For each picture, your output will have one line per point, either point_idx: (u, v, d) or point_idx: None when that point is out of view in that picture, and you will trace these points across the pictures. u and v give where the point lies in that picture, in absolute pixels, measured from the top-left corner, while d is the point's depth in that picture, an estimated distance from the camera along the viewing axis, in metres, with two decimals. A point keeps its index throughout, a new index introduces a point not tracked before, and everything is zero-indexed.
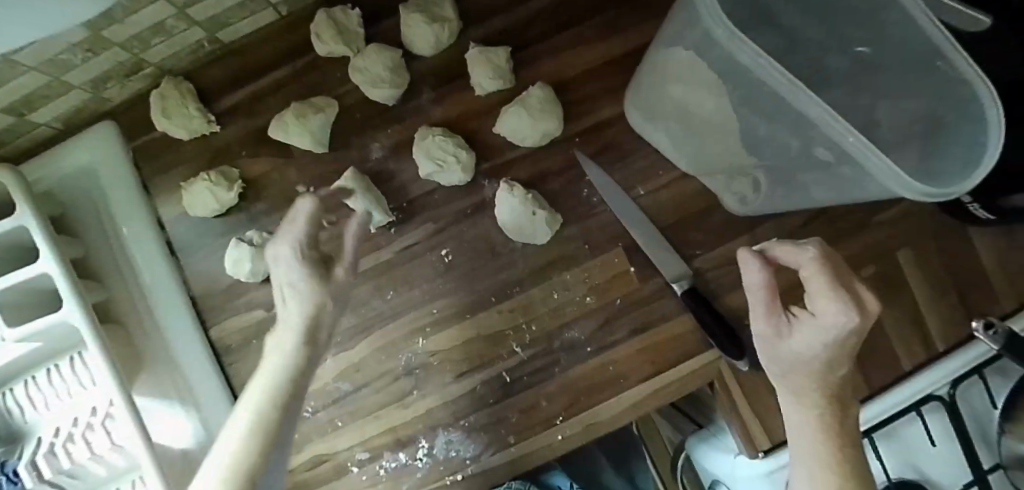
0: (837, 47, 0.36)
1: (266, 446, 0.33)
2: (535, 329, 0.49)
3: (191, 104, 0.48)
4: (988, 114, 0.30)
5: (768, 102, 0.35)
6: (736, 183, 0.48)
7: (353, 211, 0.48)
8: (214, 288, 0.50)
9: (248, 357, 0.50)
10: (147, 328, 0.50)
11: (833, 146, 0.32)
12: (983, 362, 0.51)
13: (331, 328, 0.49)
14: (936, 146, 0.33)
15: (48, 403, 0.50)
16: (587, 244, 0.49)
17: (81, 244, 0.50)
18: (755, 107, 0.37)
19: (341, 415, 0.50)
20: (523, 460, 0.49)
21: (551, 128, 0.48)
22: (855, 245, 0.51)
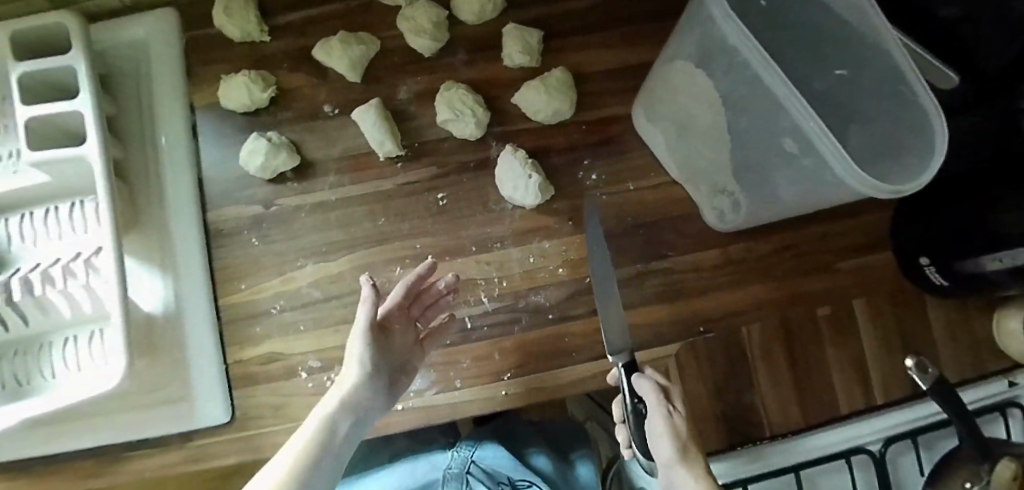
0: (817, 74, 0.43)
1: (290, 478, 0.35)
2: (505, 285, 0.52)
3: (250, 11, 0.53)
4: (937, 136, 0.36)
5: (749, 101, 0.40)
6: (717, 199, 0.52)
7: (368, 137, 0.52)
8: (223, 177, 0.53)
9: (235, 247, 0.53)
10: (151, 195, 0.53)
11: (800, 132, 0.37)
12: (910, 425, 0.55)
13: (319, 238, 0.53)
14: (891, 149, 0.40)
15: (36, 240, 0.53)
16: (571, 220, 0.53)
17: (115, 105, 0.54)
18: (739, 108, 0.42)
19: (305, 320, 0.52)
20: (464, 405, 0.51)
21: (563, 108, 0.52)
22: (815, 285, 0.55)
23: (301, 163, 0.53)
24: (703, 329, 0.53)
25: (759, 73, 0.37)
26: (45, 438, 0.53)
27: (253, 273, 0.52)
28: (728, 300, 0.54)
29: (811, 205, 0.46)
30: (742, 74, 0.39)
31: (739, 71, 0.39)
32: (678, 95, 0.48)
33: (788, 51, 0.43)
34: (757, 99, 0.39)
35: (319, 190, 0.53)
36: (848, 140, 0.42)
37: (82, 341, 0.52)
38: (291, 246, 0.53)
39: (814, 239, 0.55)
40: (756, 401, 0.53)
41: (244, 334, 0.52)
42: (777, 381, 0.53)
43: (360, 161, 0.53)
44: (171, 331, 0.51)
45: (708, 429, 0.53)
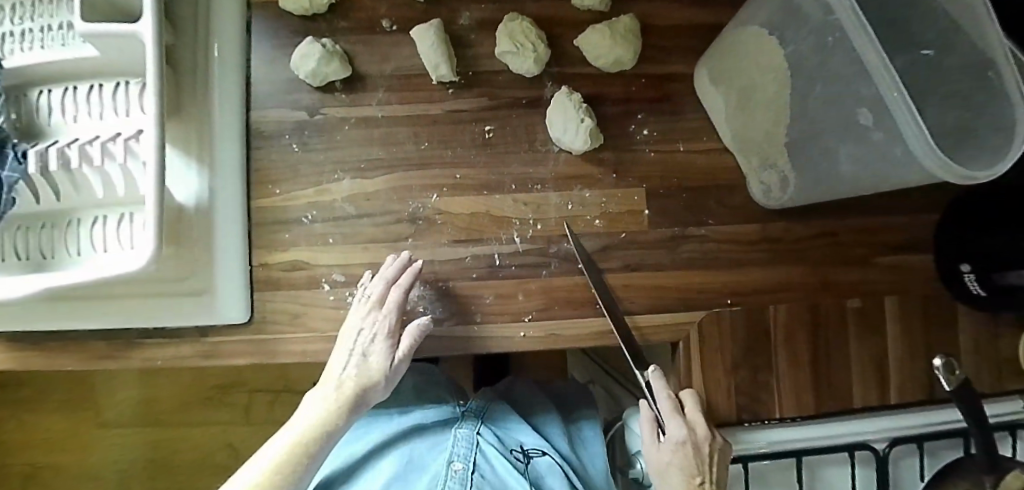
0: (903, 50, 0.41)
1: (287, 458, 0.43)
2: (540, 228, 0.51)
3: None
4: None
5: (831, 66, 0.38)
6: (767, 173, 0.50)
7: (424, 58, 0.51)
8: (271, 78, 0.53)
9: (274, 151, 0.52)
10: (197, 84, 0.50)
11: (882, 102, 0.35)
12: (918, 432, 0.54)
13: (360, 153, 0.52)
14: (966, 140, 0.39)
15: (77, 116, 0.53)
16: (615, 173, 0.52)
17: None
18: (815, 75, 0.40)
19: (335, 233, 0.51)
20: (481, 340, 0.51)
21: (624, 59, 0.51)
22: (848, 276, 0.54)
23: (351, 75, 0.52)
24: (731, 301, 0.52)
25: (849, 34, 0.34)
26: (58, 316, 0.52)
27: (289, 179, 0.52)
28: (761, 277, 0.53)
29: (869, 186, 0.44)
30: (830, 34, 0.37)
31: (828, 30, 0.37)
32: (748, 59, 0.46)
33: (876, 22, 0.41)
34: (842, 63, 0.37)
35: (366, 105, 0.52)
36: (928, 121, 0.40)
37: (111, 222, 0.51)
38: (330, 158, 0.52)
39: (855, 230, 0.54)
40: (771, 382, 0.52)
41: (271, 238, 0.52)
42: (795, 365, 0.53)
43: (411, 82, 0.52)
44: (200, 225, 0.50)
45: (720, 402, 0.52)
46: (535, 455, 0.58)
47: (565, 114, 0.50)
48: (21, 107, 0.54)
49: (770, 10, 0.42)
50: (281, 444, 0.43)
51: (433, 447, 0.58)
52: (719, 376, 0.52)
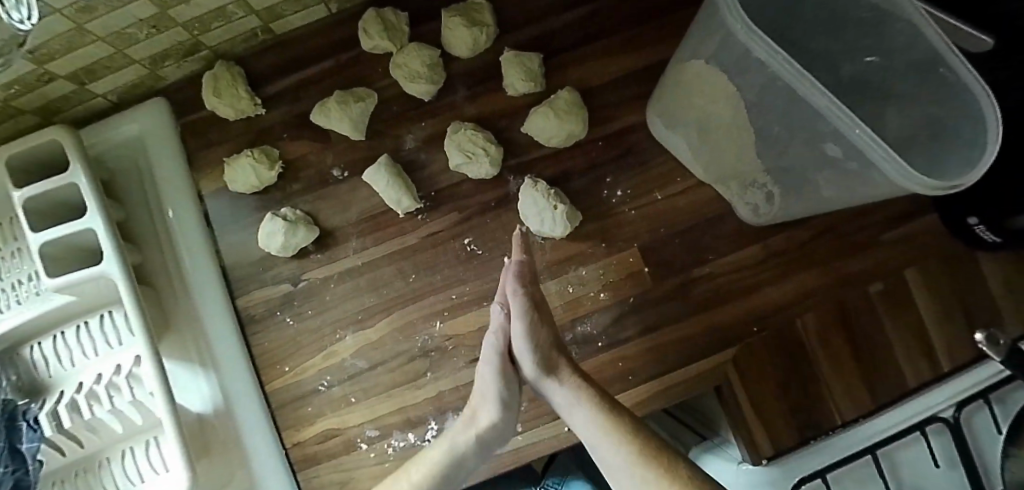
0: (818, 138, 0.38)
1: None
2: (549, 321, 0.51)
3: (240, 87, 0.52)
4: (894, 176, 0.34)
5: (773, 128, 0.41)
6: (750, 192, 0.50)
7: (384, 196, 0.50)
8: (244, 260, 0.52)
9: (268, 331, 0.52)
10: (177, 293, 0.52)
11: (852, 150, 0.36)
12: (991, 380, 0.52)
13: (352, 305, 0.51)
14: (939, 152, 0.38)
15: (74, 359, 0.52)
16: (603, 242, 0.51)
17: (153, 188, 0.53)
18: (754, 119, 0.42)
19: (354, 391, 0.51)
20: (528, 448, 0.51)
21: (575, 130, 0.50)
22: (867, 260, 0.53)
23: (320, 233, 0.52)
24: (756, 328, 0.52)
25: (801, 95, 0.35)
26: None
27: (292, 353, 0.51)
28: (781, 292, 0.52)
29: (851, 194, 0.43)
30: (791, 99, 0.37)
31: (788, 97, 0.37)
32: (711, 92, 0.43)
33: (811, 40, 0.41)
34: (795, 124, 0.39)
35: (345, 255, 0.52)
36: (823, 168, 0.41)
37: (139, 454, 0.51)
38: (324, 319, 0.51)
39: (854, 215, 0.53)
40: (821, 392, 0.52)
41: (295, 416, 0.51)
42: (837, 365, 0.52)
43: (378, 220, 0.52)
44: (222, 425, 0.51)
45: (780, 432, 0.51)
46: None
47: (524, 217, 0.51)
48: (19, 367, 0.53)
49: (715, 46, 0.40)
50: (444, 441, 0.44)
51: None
52: (768, 400, 0.51)
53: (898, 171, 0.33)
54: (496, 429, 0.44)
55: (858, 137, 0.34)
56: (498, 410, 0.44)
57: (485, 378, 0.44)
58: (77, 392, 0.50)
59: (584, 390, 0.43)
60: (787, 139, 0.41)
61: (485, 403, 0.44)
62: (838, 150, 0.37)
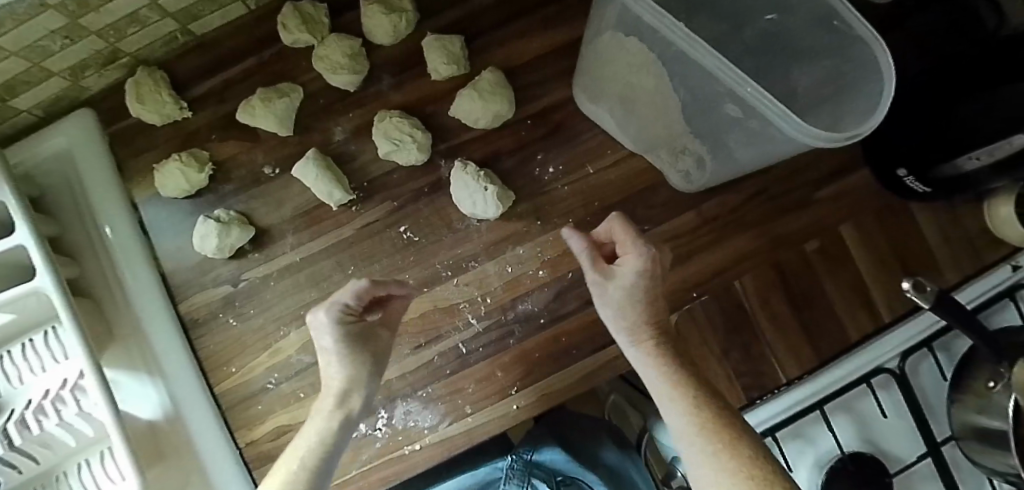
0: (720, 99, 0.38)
1: None
2: (490, 302, 0.51)
3: (163, 91, 0.51)
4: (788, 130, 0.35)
5: (682, 92, 0.42)
6: (679, 160, 0.50)
7: (314, 190, 0.50)
8: (183, 265, 0.52)
9: (212, 334, 0.52)
10: (118, 303, 0.52)
11: (750, 108, 0.36)
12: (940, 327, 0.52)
13: (294, 302, 0.52)
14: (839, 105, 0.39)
15: (20, 377, 0.52)
16: (538, 220, 0.51)
17: (85, 200, 0.53)
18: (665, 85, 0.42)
19: (303, 386, 0.51)
20: (478, 429, 0.51)
21: (502, 109, 0.50)
22: (804, 218, 0.53)
23: (256, 232, 0.52)
24: (696, 294, 0.52)
25: (694, 57, 0.36)
26: None
27: (239, 353, 0.52)
28: (718, 256, 0.52)
29: (767, 153, 0.44)
30: (687, 62, 0.37)
31: (684, 60, 0.37)
32: (631, 64, 0.43)
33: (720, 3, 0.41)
34: (698, 88, 0.39)
35: (283, 252, 0.52)
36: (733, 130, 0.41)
37: (94, 464, 0.51)
38: (268, 317, 0.52)
39: (788, 175, 0.53)
40: (764, 352, 0.52)
41: (246, 416, 0.51)
42: (779, 324, 0.52)
43: (313, 215, 0.52)
44: (173, 430, 0.51)
45: (725, 394, 0.52)
46: (540, 480, 0.58)
47: (457, 201, 0.51)
48: None
49: (615, 17, 0.40)
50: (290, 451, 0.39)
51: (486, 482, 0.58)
52: (713, 364, 0.52)
53: (788, 122, 0.34)
54: (349, 387, 0.41)
55: (748, 92, 0.35)
56: (342, 364, 0.41)
57: (320, 346, 0.42)
58: (24, 410, 0.50)
59: (651, 342, 0.41)
60: (697, 103, 0.41)
61: (329, 369, 0.42)
62: (737, 108, 0.38)
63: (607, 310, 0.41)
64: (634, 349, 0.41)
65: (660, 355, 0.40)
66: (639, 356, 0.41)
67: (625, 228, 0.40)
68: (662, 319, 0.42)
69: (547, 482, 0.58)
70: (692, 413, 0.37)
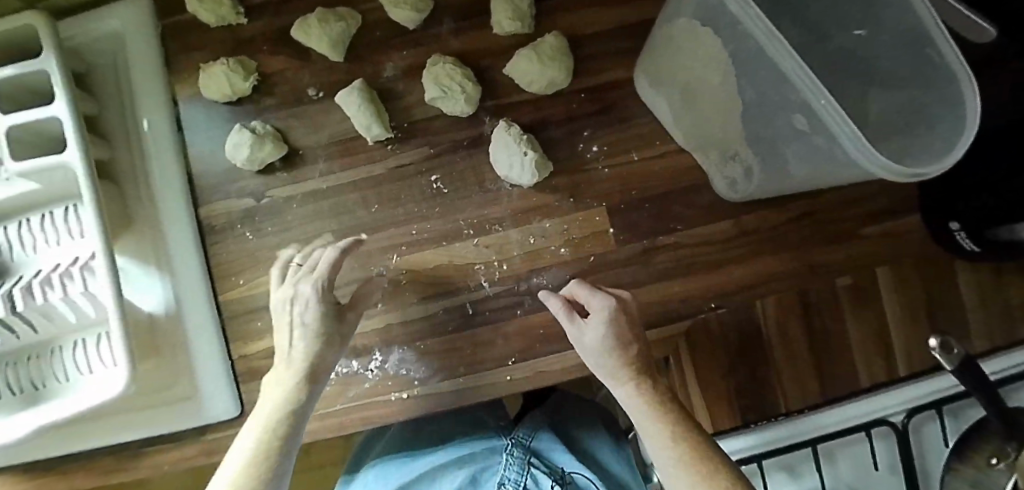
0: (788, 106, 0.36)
1: None
2: (506, 268, 0.50)
3: None
4: (854, 151, 0.33)
5: (749, 93, 0.39)
6: (728, 166, 0.48)
7: (354, 121, 0.49)
8: (210, 170, 0.52)
9: (227, 243, 0.52)
10: (141, 195, 0.52)
11: (819, 121, 0.34)
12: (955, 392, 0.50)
13: (313, 229, 0.51)
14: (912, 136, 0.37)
15: (35, 247, 0.53)
16: (571, 197, 0.50)
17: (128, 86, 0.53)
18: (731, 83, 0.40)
19: None
20: (468, 391, 0.51)
21: (559, 77, 0.48)
22: (842, 251, 0.51)
23: (289, 151, 0.51)
24: (715, 305, 0.50)
25: (771, 56, 0.33)
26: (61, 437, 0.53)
27: (249, 267, 0.52)
28: (746, 272, 0.51)
29: (823, 173, 0.41)
30: (761, 61, 0.35)
31: (759, 58, 0.35)
32: (698, 55, 0.41)
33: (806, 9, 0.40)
34: (767, 91, 0.37)
35: (311, 177, 0.51)
36: (793, 143, 0.39)
37: (90, 345, 0.52)
38: (284, 238, 0.51)
39: (834, 205, 0.51)
40: (770, 378, 0.51)
41: (245, 329, 0.52)
42: (791, 352, 0.51)
43: (348, 146, 0.51)
44: (172, 328, 0.51)
45: (721, 411, 0.51)
46: (540, 468, 0.51)
47: (494, 161, 0.50)
48: None
49: (693, 4, 0.38)
50: (238, 442, 0.37)
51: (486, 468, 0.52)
52: (714, 378, 0.51)
53: (856, 144, 0.32)
54: (316, 363, 0.41)
55: (821, 103, 0.32)
56: (308, 339, 0.41)
57: (292, 318, 0.41)
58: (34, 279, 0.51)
59: (620, 322, 0.40)
60: (762, 107, 0.39)
61: (292, 341, 0.41)
62: (804, 118, 0.35)
63: (587, 356, 0.40)
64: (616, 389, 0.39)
65: (636, 374, 0.39)
66: (624, 393, 0.39)
67: (586, 288, 0.42)
68: (642, 355, 0.40)
69: (546, 471, 0.51)
70: (669, 444, 0.36)
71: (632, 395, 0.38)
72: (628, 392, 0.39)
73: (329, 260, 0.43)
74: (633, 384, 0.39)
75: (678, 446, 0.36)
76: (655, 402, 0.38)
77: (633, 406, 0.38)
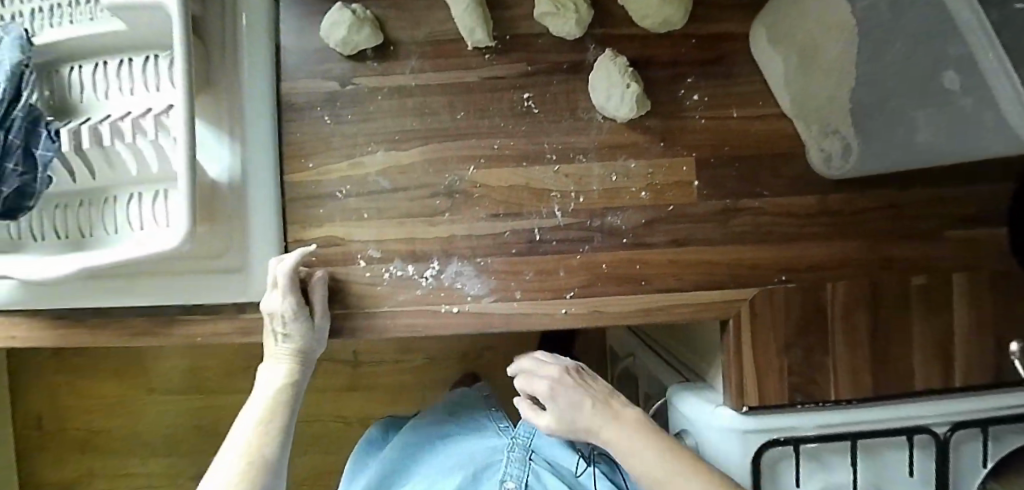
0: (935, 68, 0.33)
1: None
2: (581, 202, 0.49)
3: None
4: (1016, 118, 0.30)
5: (881, 53, 0.36)
6: (827, 138, 0.46)
7: (457, 21, 0.47)
8: (299, 46, 0.50)
9: (303, 124, 0.50)
10: (225, 58, 0.49)
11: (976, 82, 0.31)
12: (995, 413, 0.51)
13: (393, 125, 0.50)
14: None
15: (109, 92, 0.51)
16: (662, 142, 0.49)
17: None
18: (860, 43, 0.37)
19: (369, 208, 0.50)
20: (519, 318, 0.49)
21: (677, 15, 0.47)
22: (923, 250, 0.50)
23: (383, 42, 0.49)
24: (785, 279, 0.49)
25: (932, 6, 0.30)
26: (100, 287, 0.52)
27: (321, 152, 0.50)
28: (823, 252, 0.49)
29: (945, 148, 0.39)
30: (915, 12, 0.32)
31: (912, 9, 0.32)
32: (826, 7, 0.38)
33: None
34: (910, 49, 0.34)
35: (401, 73, 0.50)
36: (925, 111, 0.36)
37: (146, 201, 0.51)
38: (361, 129, 0.50)
39: (924, 202, 0.50)
40: (825, 363, 0.50)
41: (305, 214, 0.50)
42: (852, 342, 0.50)
43: (444, 48, 0.49)
44: (235, 198, 0.50)
45: (770, 387, 0.50)
46: (540, 463, 0.60)
47: (592, 89, 0.48)
48: (53, 84, 0.53)
49: None
50: (242, 430, 0.48)
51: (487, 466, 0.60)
52: (770, 352, 0.49)
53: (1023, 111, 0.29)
54: (304, 346, 0.50)
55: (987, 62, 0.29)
56: (291, 343, 0.49)
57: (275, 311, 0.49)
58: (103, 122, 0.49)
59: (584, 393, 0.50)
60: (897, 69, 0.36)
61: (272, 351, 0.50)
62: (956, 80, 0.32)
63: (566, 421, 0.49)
64: (607, 431, 0.48)
65: (633, 427, 0.48)
66: (619, 434, 0.47)
67: (534, 362, 0.53)
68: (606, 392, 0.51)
69: (547, 467, 0.60)
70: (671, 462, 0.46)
71: (629, 432, 0.47)
72: (618, 431, 0.47)
73: (294, 258, 0.48)
74: (624, 438, 0.47)
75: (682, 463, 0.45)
76: (643, 433, 0.47)
77: (635, 445, 0.47)
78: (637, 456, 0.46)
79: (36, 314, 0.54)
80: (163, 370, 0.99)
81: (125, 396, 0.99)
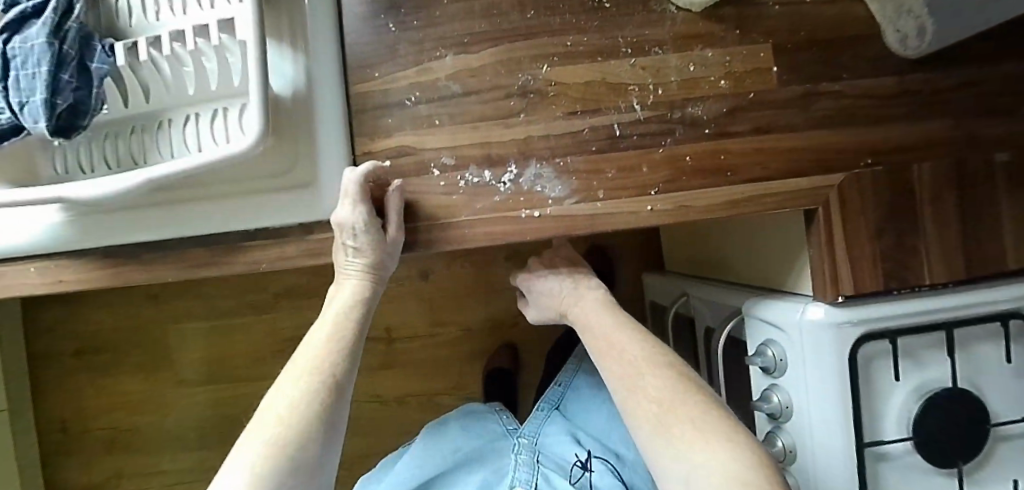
0: None
1: None
2: (660, 95, 0.48)
3: None
4: None
5: None
6: (903, 21, 0.46)
7: None
8: None
9: (366, 31, 0.48)
10: None
11: None
12: None
13: (461, 28, 0.48)
14: None
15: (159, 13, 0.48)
16: (738, 30, 0.48)
17: None
18: None
19: (441, 114, 0.48)
20: (604, 218, 0.47)
21: None
22: (1001, 128, 0.50)
23: None
24: (871, 162, 0.48)
25: None
26: (157, 217, 0.49)
27: (388, 61, 0.48)
28: (906, 134, 0.49)
29: None
30: None
31: None
32: None
33: None
34: None
35: None
36: None
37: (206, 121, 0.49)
38: (429, 35, 0.48)
39: (998, 81, 0.50)
40: (917, 247, 0.49)
41: (374, 126, 0.48)
42: (942, 224, 0.49)
43: None
44: (300, 112, 0.48)
45: (864, 274, 0.48)
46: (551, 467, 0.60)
47: None
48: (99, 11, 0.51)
49: None
50: (320, 336, 0.45)
51: (497, 472, 0.61)
52: (863, 239, 0.48)
53: None
54: (375, 263, 0.47)
55: None
56: (360, 256, 0.47)
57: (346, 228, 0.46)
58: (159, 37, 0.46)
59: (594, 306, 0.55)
60: None
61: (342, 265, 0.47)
62: None
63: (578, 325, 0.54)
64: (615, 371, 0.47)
65: (639, 381, 0.46)
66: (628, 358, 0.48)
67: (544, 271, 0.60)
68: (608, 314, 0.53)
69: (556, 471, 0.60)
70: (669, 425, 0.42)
71: (633, 382, 0.46)
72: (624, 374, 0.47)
73: (367, 168, 0.45)
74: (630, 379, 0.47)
75: (687, 425, 0.41)
76: (652, 392, 0.45)
77: (638, 396, 0.45)
78: (640, 392, 0.45)
79: (83, 256, 0.51)
80: (189, 357, 0.94)
81: (150, 387, 0.94)
